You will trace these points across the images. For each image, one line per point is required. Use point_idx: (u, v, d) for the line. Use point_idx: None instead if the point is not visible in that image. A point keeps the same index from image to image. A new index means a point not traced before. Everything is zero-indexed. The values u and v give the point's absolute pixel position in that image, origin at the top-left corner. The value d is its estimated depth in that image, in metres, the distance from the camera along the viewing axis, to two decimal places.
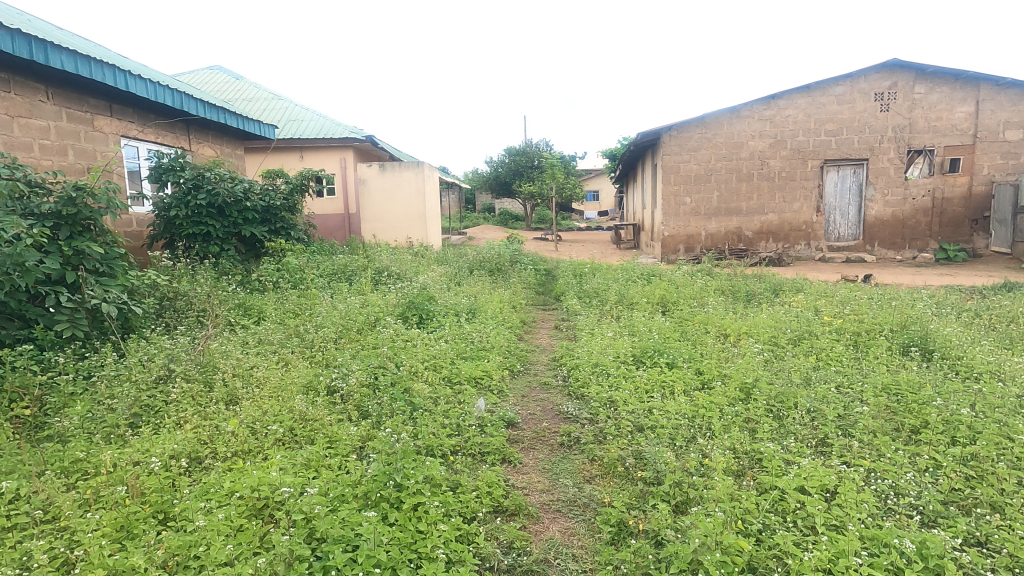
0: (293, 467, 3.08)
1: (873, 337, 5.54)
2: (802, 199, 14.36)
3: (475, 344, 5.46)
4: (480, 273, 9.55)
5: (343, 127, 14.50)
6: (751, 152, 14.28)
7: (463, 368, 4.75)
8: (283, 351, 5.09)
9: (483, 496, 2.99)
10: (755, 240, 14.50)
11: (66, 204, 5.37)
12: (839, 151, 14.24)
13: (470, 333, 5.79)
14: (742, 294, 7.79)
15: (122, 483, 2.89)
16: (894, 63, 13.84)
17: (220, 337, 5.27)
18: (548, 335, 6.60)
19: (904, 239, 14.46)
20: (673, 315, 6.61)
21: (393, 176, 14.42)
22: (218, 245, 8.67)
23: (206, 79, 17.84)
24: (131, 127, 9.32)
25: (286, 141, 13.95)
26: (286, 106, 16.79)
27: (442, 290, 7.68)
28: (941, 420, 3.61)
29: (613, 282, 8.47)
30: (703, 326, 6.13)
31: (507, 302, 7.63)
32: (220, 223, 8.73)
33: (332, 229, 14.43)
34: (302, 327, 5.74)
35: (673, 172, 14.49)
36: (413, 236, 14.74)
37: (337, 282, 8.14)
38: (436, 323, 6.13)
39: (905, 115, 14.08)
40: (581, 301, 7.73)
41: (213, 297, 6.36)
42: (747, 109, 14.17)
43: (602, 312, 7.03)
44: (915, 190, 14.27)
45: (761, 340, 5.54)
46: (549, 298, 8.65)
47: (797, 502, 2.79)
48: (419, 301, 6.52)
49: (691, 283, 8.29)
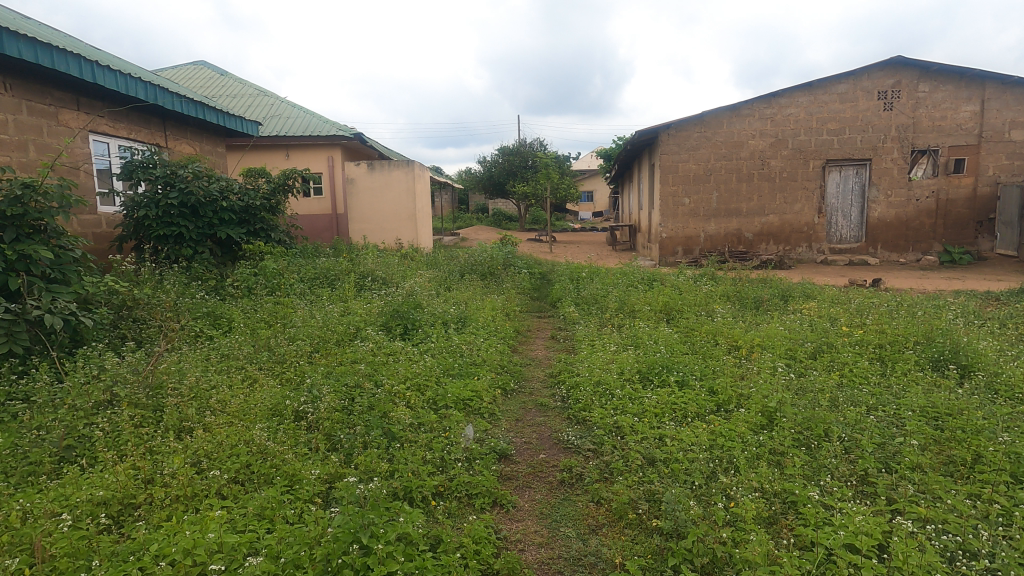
0: (242, 520, 2.58)
1: (898, 350, 5.10)
2: (803, 199, 13.97)
3: (464, 359, 4.96)
4: (471, 277, 9.05)
5: (330, 124, 13.95)
6: (751, 152, 13.87)
7: (451, 388, 4.24)
8: (251, 367, 4.59)
9: (469, 556, 2.49)
10: (756, 242, 14.08)
11: (11, 204, 4.82)
12: (841, 151, 13.86)
13: (459, 346, 5.30)
14: (750, 302, 7.32)
15: (22, 548, 2.34)
16: (898, 60, 13.48)
17: (179, 353, 4.73)
18: (544, 346, 6.11)
19: (908, 242, 14.08)
20: (679, 325, 6.12)
21: (383, 176, 13.88)
22: (191, 248, 8.09)
23: (190, 74, 17.24)
24: (99, 122, 8.73)
25: (270, 138, 13.40)
26: (271, 102, 16.22)
27: (430, 296, 7.18)
28: (999, 453, 3.14)
29: (612, 288, 7.99)
30: (711, 337, 5.67)
31: (500, 310, 7.14)
32: (193, 223, 8.16)
33: (320, 230, 13.88)
34: (274, 339, 5.22)
35: (672, 172, 14.04)
36: (403, 238, 14.20)
37: (318, 287, 7.62)
38: (422, 335, 5.61)
39: (908, 114, 13.71)
40: (579, 308, 7.25)
41: (179, 307, 5.85)
42: (747, 107, 13.76)
43: (601, 321, 6.54)
44: (920, 191, 13.90)
45: (778, 354, 5.07)
46: (545, 305, 8.17)
47: (849, 566, 2.31)
48: (404, 310, 6.01)
49: (695, 288, 7.83)
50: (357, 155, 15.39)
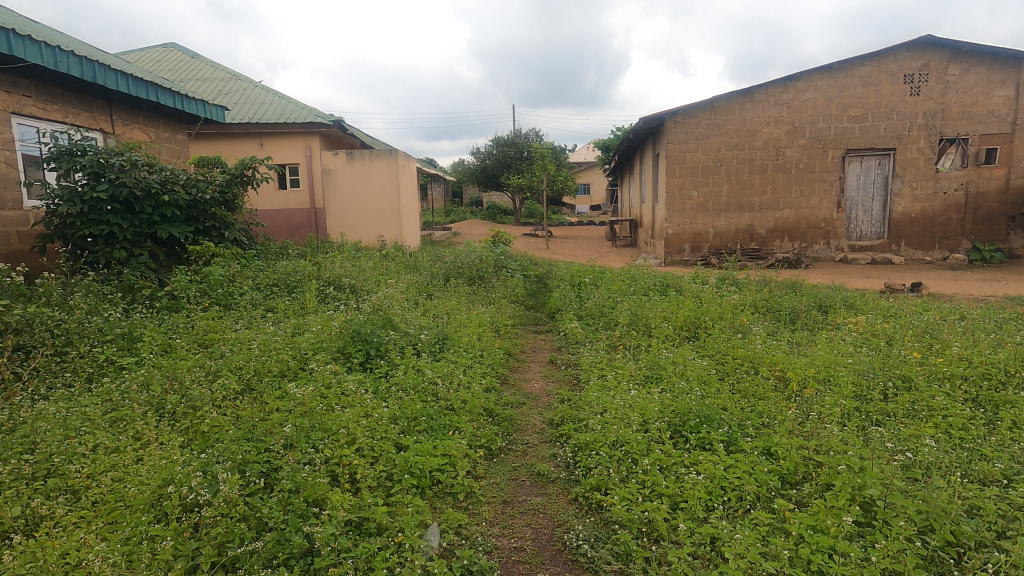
0: None
1: (998, 388, 3.97)
2: (822, 192, 12.80)
3: (438, 404, 3.80)
4: (457, 282, 7.87)
5: (305, 110, 12.67)
6: (765, 141, 12.71)
7: (414, 456, 3.09)
8: (146, 423, 3.43)
9: None
10: (770, 239, 12.95)
11: None
12: (863, 140, 12.70)
13: (434, 382, 4.12)
14: (785, 317, 6.18)
15: None
16: (927, 40, 12.30)
17: (54, 403, 3.57)
18: (542, 375, 4.95)
19: (934, 239, 12.96)
20: (708, 350, 4.99)
21: (364, 166, 12.58)
22: (126, 250, 6.82)
23: (157, 57, 15.92)
24: (25, 103, 7.43)
25: (239, 125, 12.13)
26: (244, 86, 14.91)
27: (405, 309, 6.00)
28: None
29: (620, 297, 6.82)
30: (751, 368, 4.55)
31: (489, 326, 5.96)
32: (128, 220, 6.90)
33: (296, 226, 12.66)
34: (190, 375, 4.04)
35: (679, 163, 12.87)
36: (386, 235, 12.94)
37: (273, 298, 6.45)
38: (386, 366, 4.41)
39: (937, 99, 12.55)
40: (584, 323, 6.10)
41: (80, 330, 4.66)
42: (761, 92, 12.57)
43: (610, 342, 5.38)
44: (948, 183, 12.76)
45: (843, 395, 3.92)
46: (541, 316, 7.01)
47: None
48: (367, 332, 4.82)
49: (719, 298, 6.67)
50: (336, 144, 14.10)
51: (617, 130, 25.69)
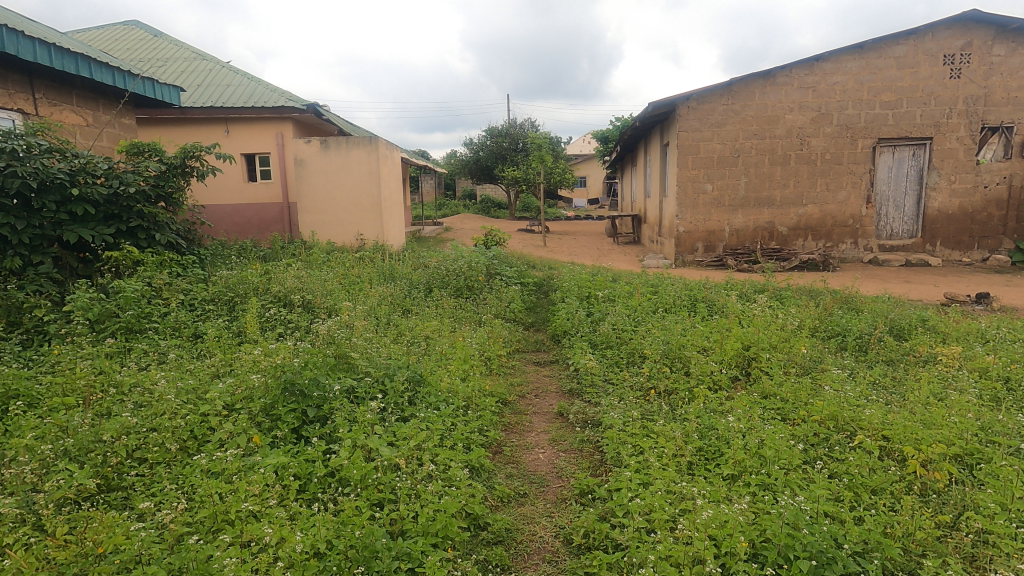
0: None
1: None
2: (850, 186, 11.45)
3: (388, 523, 2.43)
4: (441, 295, 6.50)
5: (274, 93, 11.21)
6: (789, 130, 11.35)
7: None
8: None
9: None
10: (792, 238, 11.59)
11: None
12: (896, 128, 11.34)
13: (391, 474, 2.76)
14: (853, 348, 4.86)
15: None
16: (971, 16, 10.90)
17: None
18: (548, 442, 3.58)
19: (972, 238, 11.62)
20: (775, 404, 3.65)
21: (340, 155, 10.98)
22: (20, 256, 5.39)
23: (116, 35, 14.35)
24: None
25: (197, 109, 10.65)
26: (210, 66, 13.40)
27: (369, 336, 4.64)
28: None
29: (644, 318, 5.46)
30: (847, 439, 3.21)
31: (478, 360, 4.59)
32: (24, 219, 5.45)
33: (268, 222, 11.27)
34: (17, 465, 2.65)
35: (692, 153, 11.51)
36: (366, 233, 11.32)
37: (202, 322, 5.06)
38: (322, 443, 3.05)
39: (981, 82, 11.17)
40: (601, 355, 4.76)
41: None
42: (785, 74, 11.20)
43: (638, 387, 4.04)
44: (990, 176, 11.39)
45: (1009, 503, 2.57)
46: (543, 341, 5.67)
47: None
48: (303, 381, 3.44)
49: (767, 317, 5.35)
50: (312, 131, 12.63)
51: (618, 121, 24.24)
